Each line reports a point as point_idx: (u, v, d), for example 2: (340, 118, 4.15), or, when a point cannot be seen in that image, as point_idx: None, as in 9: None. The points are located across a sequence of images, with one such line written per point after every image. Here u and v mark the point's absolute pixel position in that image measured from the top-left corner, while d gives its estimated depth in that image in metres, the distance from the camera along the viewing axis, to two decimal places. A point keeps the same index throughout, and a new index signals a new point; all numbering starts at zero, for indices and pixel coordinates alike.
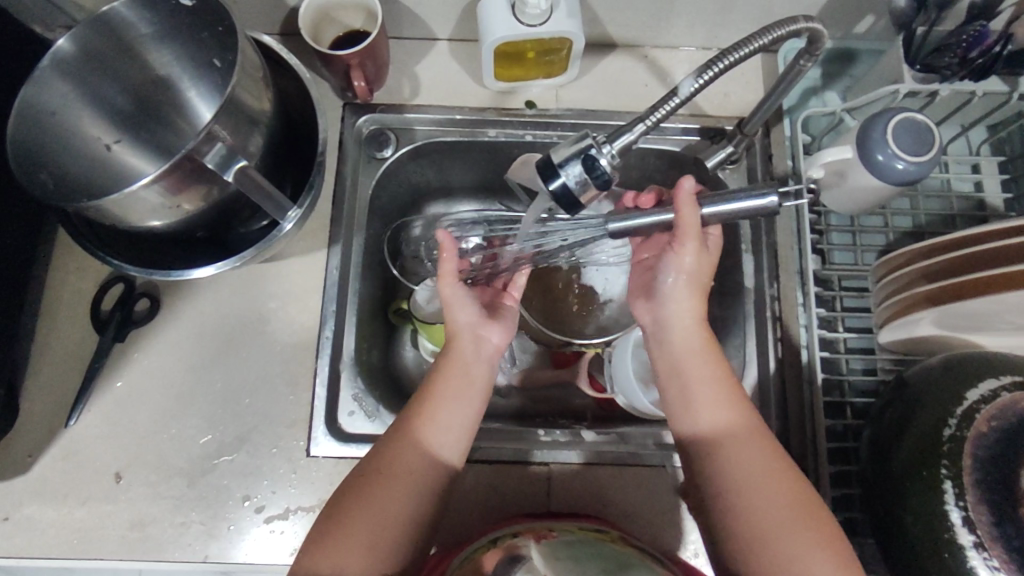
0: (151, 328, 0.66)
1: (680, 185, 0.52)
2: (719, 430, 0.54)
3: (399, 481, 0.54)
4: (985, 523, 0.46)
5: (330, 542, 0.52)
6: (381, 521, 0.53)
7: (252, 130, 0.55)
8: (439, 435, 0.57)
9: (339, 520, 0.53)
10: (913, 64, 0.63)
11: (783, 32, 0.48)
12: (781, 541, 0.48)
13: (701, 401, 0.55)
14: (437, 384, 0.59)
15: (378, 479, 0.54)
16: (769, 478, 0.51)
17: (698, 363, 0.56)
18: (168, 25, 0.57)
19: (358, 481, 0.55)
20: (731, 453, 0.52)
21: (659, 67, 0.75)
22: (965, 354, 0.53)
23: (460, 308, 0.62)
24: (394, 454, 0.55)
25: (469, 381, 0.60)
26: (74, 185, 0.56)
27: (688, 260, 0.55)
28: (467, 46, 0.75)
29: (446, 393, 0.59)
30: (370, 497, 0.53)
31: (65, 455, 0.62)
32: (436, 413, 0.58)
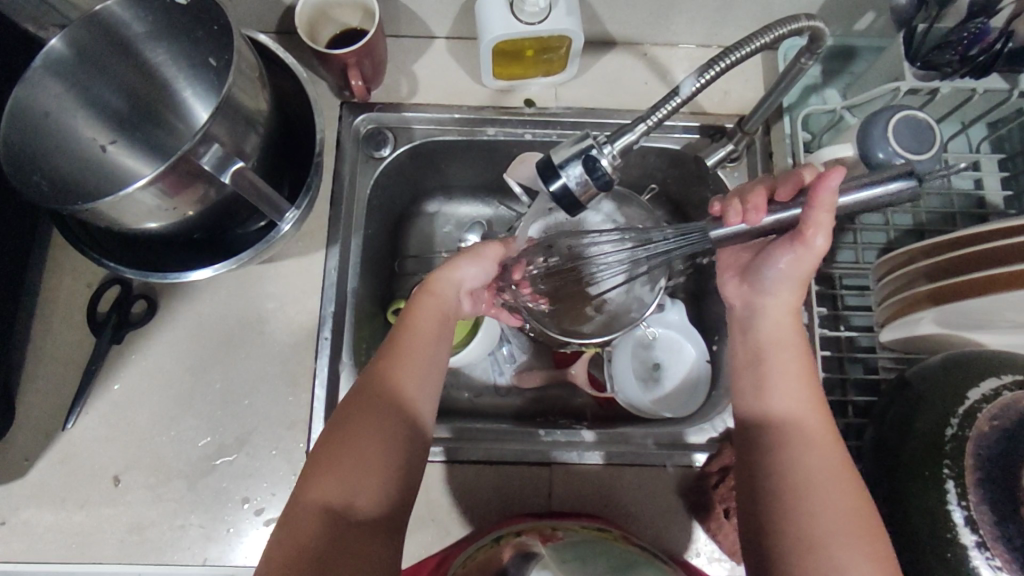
0: (149, 330, 0.66)
1: (827, 175, 0.49)
2: (797, 417, 0.52)
3: (381, 418, 0.51)
4: (987, 522, 0.46)
5: (318, 489, 0.48)
6: (369, 464, 0.50)
7: (249, 130, 0.55)
8: (416, 366, 0.54)
9: (325, 466, 0.49)
10: (913, 62, 0.63)
11: (784, 32, 0.48)
12: (827, 530, 0.47)
13: (777, 387, 0.54)
14: (415, 316, 0.56)
15: (361, 417, 0.51)
16: (834, 473, 0.49)
17: (776, 351, 0.55)
18: (163, 24, 0.56)
19: (341, 422, 0.52)
20: (800, 442, 0.51)
21: (658, 64, 0.74)
22: (967, 354, 0.53)
23: (468, 264, 0.60)
24: (375, 385, 0.53)
25: (443, 307, 0.58)
26: (70, 186, 0.55)
27: (794, 257, 0.54)
28: (465, 45, 0.74)
29: (419, 320, 0.56)
30: (353, 438, 0.50)
31: (62, 458, 0.62)
32: (414, 356, 0.55)
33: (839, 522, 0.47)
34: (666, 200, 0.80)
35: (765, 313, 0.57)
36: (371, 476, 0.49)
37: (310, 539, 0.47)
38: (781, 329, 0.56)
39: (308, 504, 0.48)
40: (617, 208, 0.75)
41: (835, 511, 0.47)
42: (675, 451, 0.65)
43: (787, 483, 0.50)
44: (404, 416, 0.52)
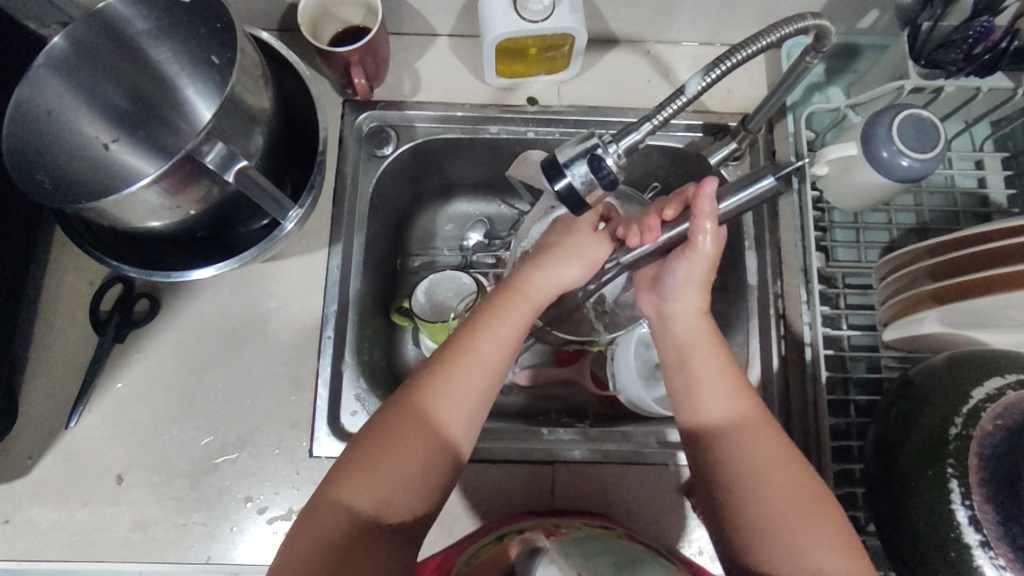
0: (151, 328, 0.66)
1: (702, 187, 0.49)
2: (731, 425, 0.52)
3: (440, 412, 0.51)
4: (990, 522, 0.46)
5: (355, 481, 0.48)
6: (416, 460, 0.49)
7: (252, 129, 0.54)
8: (489, 366, 0.53)
9: (371, 454, 0.49)
10: (918, 60, 0.63)
11: (792, 30, 0.48)
12: (800, 531, 0.48)
13: (712, 392, 0.54)
14: (497, 315, 0.56)
15: (416, 408, 0.51)
16: (786, 475, 0.49)
17: (705, 355, 0.55)
18: (165, 21, 0.56)
19: (395, 409, 0.51)
20: (744, 449, 0.51)
21: (661, 62, 0.74)
22: (971, 354, 0.53)
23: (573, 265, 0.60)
24: (444, 377, 0.52)
25: (527, 308, 0.58)
26: (72, 184, 0.55)
27: (700, 266, 0.54)
28: (468, 42, 0.74)
29: (501, 320, 0.56)
30: (409, 431, 0.50)
31: (65, 457, 0.62)
32: (475, 352, 0.53)
33: (804, 521, 0.48)
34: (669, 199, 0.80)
35: (679, 316, 0.57)
36: (415, 472, 0.49)
37: (335, 531, 0.47)
38: (704, 331, 0.56)
39: (349, 495, 0.48)
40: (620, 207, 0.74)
41: (797, 512, 0.48)
42: (678, 450, 0.65)
43: (735, 494, 0.50)
44: (468, 416, 0.52)
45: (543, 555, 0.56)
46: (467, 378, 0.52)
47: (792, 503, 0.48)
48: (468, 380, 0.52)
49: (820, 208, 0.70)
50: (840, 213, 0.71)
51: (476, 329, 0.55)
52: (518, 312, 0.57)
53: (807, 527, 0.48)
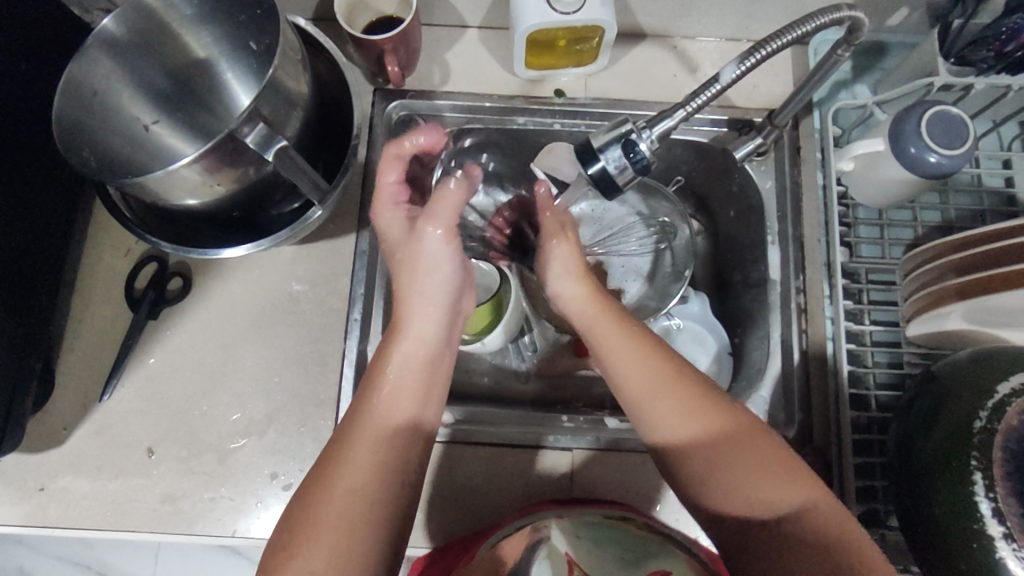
0: (184, 307, 0.68)
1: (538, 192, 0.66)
2: (660, 411, 0.52)
3: (343, 473, 0.49)
4: (1014, 514, 0.46)
5: (289, 556, 0.46)
6: (342, 523, 0.47)
7: (290, 112, 0.56)
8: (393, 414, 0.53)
9: (303, 521, 0.47)
10: (948, 57, 0.63)
11: (825, 22, 0.49)
12: (765, 502, 0.49)
13: (640, 386, 0.53)
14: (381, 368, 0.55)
15: (320, 477, 0.49)
16: (744, 450, 0.50)
17: (609, 341, 0.55)
18: (208, 7, 0.57)
19: (310, 480, 0.50)
20: (691, 436, 0.51)
21: (688, 57, 0.75)
22: (996, 349, 0.53)
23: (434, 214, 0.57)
24: (340, 445, 0.51)
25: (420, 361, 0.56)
26: (116, 163, 0.57)
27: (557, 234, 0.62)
28: (497, 35, 0.75)
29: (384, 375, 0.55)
30: (325, 497, 0.48)
31: (99, 429, 0.64)
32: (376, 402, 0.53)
33: (766, 486, 0.49)
34: (691, 193, 0.81)
35: (569, 293, 0.61)
36: (348, 526, 0.47)
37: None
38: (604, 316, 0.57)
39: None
40: (642, 199, 0.77)
41: (759, 483, 0.49)
42: None
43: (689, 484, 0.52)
44: (377, 462, 0.50)
45: (542, 549, 0.57)
46: (368, 431, 0.51)
47: (757, 475, 0.49)
48: (367, 431, 0.51)
49: (844, 204, 0.71)
50: (864, 210, 0.71)
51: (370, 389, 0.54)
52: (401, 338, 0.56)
53: (772, 490, 0.49)
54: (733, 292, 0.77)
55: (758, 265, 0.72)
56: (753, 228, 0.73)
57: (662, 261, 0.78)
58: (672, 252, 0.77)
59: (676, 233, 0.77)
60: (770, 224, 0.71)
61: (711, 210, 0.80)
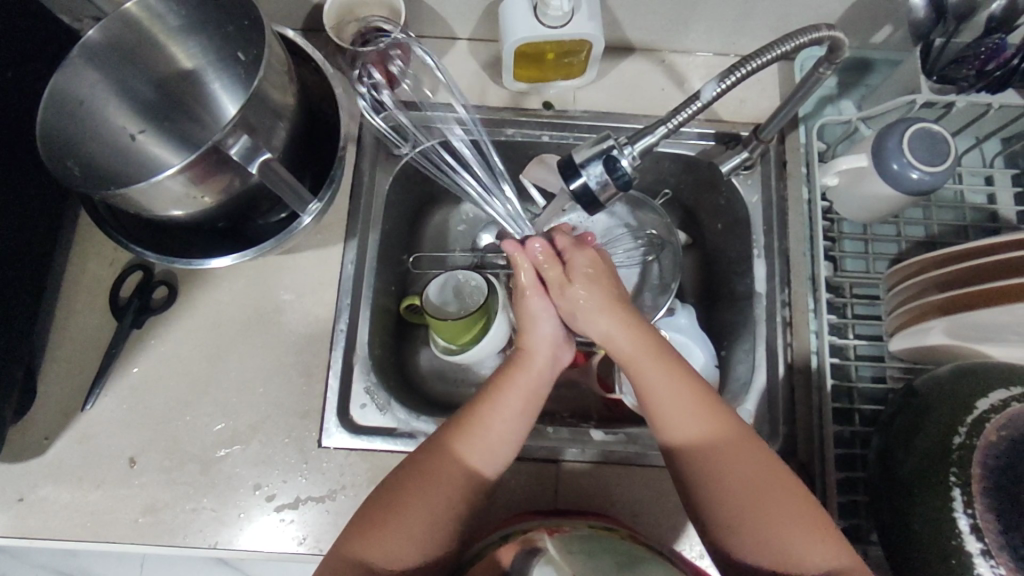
0: (169, 315, 0.67)
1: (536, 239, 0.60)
2: (709, 453, 0.54)
3: (431, 495, 0.53)
4: (993, 531, 0.46)
5: (364, 545, 0.52)
6: (416, 537, 0.52)
7: (277, 123, 0.56)
8: (484, 447, 0.55)
9: (384, 518, 0.53)
10: (929, 75, 0.65)
11: (805, 41, 0.49)
12: (790, 549, 0.51)
13: (682, 420, 0.55)
14: (486, 410, 0.56)
15: (410, 485, 0.54)
16: (776, 497, 0.52)
17: (650, 369, 0.56)
18: (193, 17, 0.57)
19: (397, 481, 0.54)
20: (728, 473, 0.53)
21: (676, 71, 0.75)
22: (975, 364, 0.54)
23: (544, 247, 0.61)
24: (434, 466, 0.54)
25: (525, 398, 0.57)
26: (101, 173, 0.57)
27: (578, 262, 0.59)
28: (486, 47, 0.75)
29: (501, 402, 0.57)
30: (409, 508, 0.53)
31: (80, 439, 0.63)
32: (481, 432, 0.56)
33: (797, 539, 0.51)
34: (679, 205, 0.81)
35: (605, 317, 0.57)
36: (426, 529, 0.53)
37: None
38: (655, 353, 0.56)
39: (354, 556, 0.52)
40: (631, 211, 0.78)
41: (778, 525, 0.51)
42: None
43: (721, 523, 0.53)
44: (469, 495, 0.54)
45: (540, 557, 0.54)
46: (461, 469, 0.54)
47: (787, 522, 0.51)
48: (466, 468, 0.55)
49: (829, 219, 0.71)
50: (849, 224, 0.72)
51: (478, 426, 0.56)
52: (511, 387, 0.57)
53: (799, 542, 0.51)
54: (720, 304, 0.77)
55: (744, 278, 0.73)
56: (740, 239, 0.74)
57: (650, 273, 0.77)
58: (660, 262, 0.77)
59: (664, 244, 0.77)
60: (756, 237, 0.72)
61: (699, 222, 0.80)
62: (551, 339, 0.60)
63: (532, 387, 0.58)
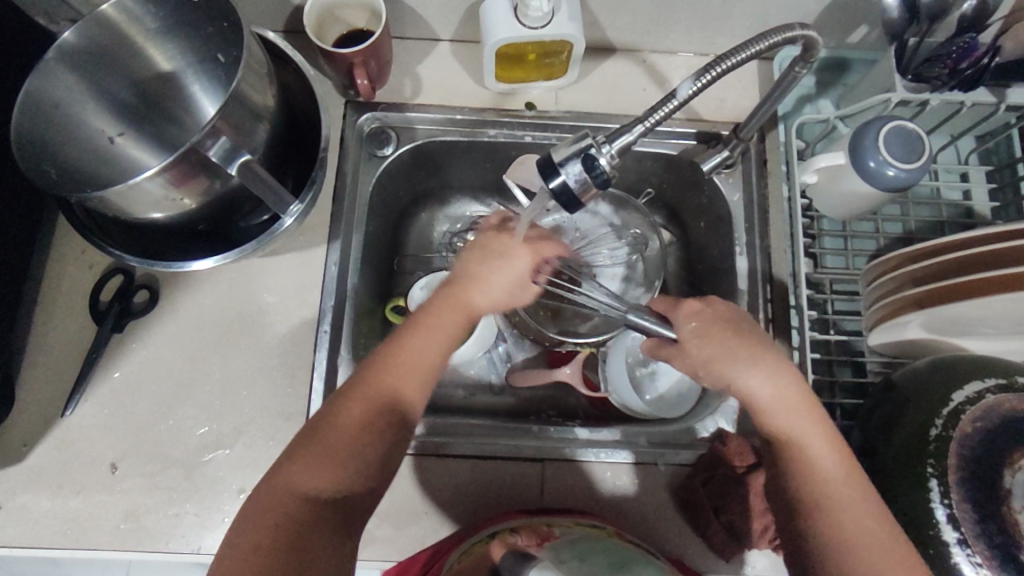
0: (150, 319, 0.67)
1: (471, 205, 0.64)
2: (810, 446, 0.51)
3: (379, 417, 0.51)
4: (968, 520, 0.47)
5: (298, 471, 0.49)
6: (349, 462, 0.50)
7: (256, 125, 0.56)
8: (418, 364, 0.53)
9: (318, 437, 0.50)
10: (904, 74, 0.65)
11: (780, 39, 0.50)
12: None
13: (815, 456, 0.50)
14: (418, 324, 0.55)
15: (359, 403, 0.51)
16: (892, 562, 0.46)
17: (789, 407, 0.52)
18: (172, 19, 0.57)
19: (332, 403, 0.52)
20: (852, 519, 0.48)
21: (657, 71, 0.76)
22: (950, 356, 0.55)
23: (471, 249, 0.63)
24: (389, 394, 0.52)
25: (455, 312, 0.57)
26: (79, 175, 0.56)
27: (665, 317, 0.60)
28: (468, 48, 0.76)
29: (435, 317, 0.56)
30: (347, 425, 0.50)
31: (61, 445, 0.63)
32: (416, 346, 0.54)
33: None
34: (662, 204, 0.82)
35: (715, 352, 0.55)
36: (359, 455, 0.50)
37: (284, 518, 0.48)
38: (794, 401, 0.53)
39: (291, 487, 0.49)
40: (614, 211, 0.78)
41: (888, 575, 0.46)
42: (666, 449, 0.66)
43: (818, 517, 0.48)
44: (408, 418, 0.53)
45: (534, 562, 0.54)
46: (399, 387, 0.52)
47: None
48: (404, 387, 0.53)
49: (810, 216, 0.72)
50: (829, 221, 0.72)
51: (411, 339, 0.54)
52: (457, 322, 0.56)
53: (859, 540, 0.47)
54: None
55: (727, 275, 0.73)
56: (723, 237, 0.74)
57: (635, 272, 0.78)
58: (644, 261, 0.78)
59: (647, 243, 0.78)
60: (738, 235, 0.73)
61: (682, 221, 0.81)
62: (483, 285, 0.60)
63: (461, 302, 0.58)
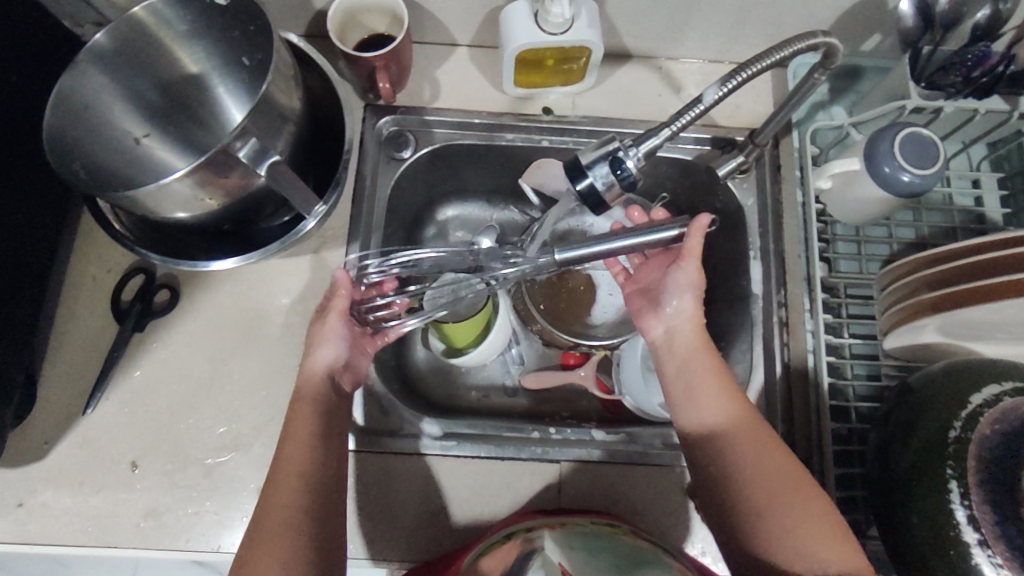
0: (170, 319, 0.67)
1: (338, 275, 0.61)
2: (704, 385, 0.58)
3: (284, 528, 0.51)
4: (988, 522, 0.47)
5: None
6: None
7: (282, 128, 0.56)
8: (297, 463, 0.54)
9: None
10: (918, 81, 0.66)
11: (803, 46, 0.51)
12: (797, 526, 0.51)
13: (705, 388, 0.58)
14: (291, 427, 0.57)
15: (267, 528, 0.51)
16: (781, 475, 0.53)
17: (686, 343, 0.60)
18: (201, 23, 0.58)
19: (251, 537, 0.51)
20: (742, 441, 0.55)
21: (672, 77, 0.77)
22: (966, 363, 0.55)
23: (325, 349, 0.60)
24: (273, 514, 0.52)
25: (316, 404, 0.58)
26: (105, 176, 0.57)
27: (688, 276, 0.60)
28: (487, 53, 0.77)
29: (295, 418, 0.57)
30: (263, 547, 0.50)
31: (81, 443, 0.63)
32: (287, 448, 0.55)
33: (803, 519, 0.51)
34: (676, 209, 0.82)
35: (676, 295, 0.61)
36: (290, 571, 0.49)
37: None
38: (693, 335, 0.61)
39: None
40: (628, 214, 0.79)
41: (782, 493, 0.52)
42: (681, 452, 0.67)
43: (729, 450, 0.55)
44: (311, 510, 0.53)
45: (535, 557, 0.56)
46: (290, 490, 0.53)
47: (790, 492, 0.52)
48: (292, 488, 0.53)
49: (823, 221, 0.73)
50: (842, 226, 0.73)
51: (285, 444, 0.56)
52: (316, 405, 0.58)
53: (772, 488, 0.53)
54: (717, 306, 0.78)
55: (741, 280, 0.74)
56: (737, 242, 0.75)
57: None
58: None
59: None
60: (753, 239, 0.73)
61: None
62: (330, 361, 0.60)
63: (320, 394, 0.59)
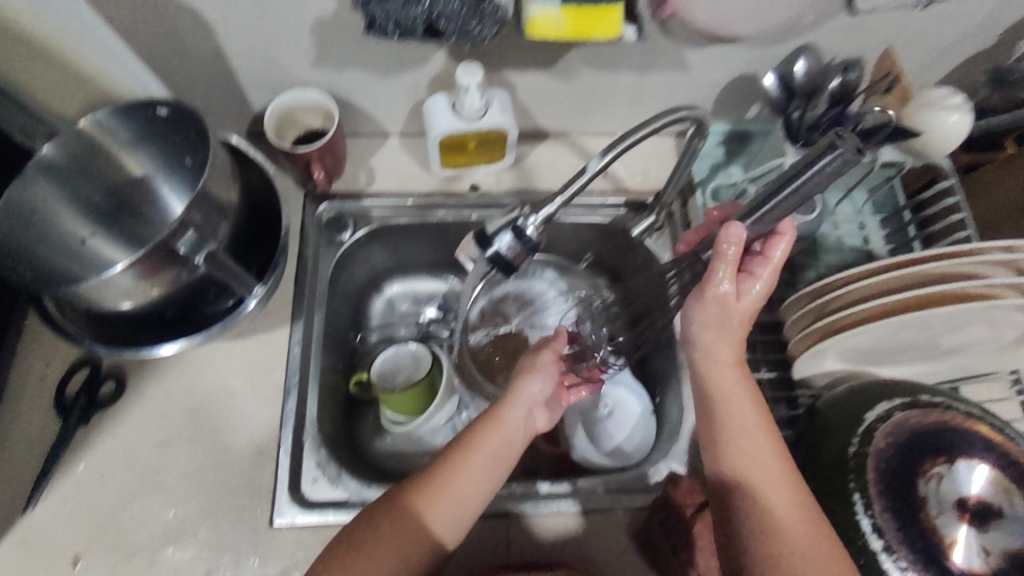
0: (116, 409, 0.69)
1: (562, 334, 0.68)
2: (737, 399, 0.59)
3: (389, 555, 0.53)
4: (892, 529, 0.51)
5: None
6: None
7: (221, 219, 0.61)
8: (444, 515, 0.55)
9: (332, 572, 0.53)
10: (795, 141, 0.74)
11: (673, 116, 0.58)
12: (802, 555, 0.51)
13: (740, 409, 0.58)
14: (457, 459, 0.57)
15: (375, 541, 0.54)
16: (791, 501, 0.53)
17: (728, 365, 0.60)
18: (144, 131, 0.64)
19: (352, 530, 0.55)
20: (758, 463, 0.56)
21: (586, 151, 0.86)
22: (865, 386, 0.61)
23: (536, 380, 0.63)
24: (387, 542, 0.54)
25: (503, 450, 0.59)
26: (50, 273, 0.60)
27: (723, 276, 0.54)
28: (416, 140, 0.84)
29: (467, 458, 0.58)
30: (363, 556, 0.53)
31: (20, 544, 0.62)
32: (443, 490, 0.56)
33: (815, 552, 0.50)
34: (602, 268, 0.89)
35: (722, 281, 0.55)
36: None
37: None
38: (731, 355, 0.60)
39: None
40: (558, 277, 0.89)
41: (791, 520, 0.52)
42: (624, 495, 0.69)
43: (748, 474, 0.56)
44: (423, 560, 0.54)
45: None
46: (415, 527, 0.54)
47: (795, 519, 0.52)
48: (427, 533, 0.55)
49: None
50: None
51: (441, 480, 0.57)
52: (492, 450, 0.58)
53: (799, 535, 0.51)
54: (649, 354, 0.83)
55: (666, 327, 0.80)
56: None
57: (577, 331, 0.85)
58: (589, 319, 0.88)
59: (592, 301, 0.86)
60: None
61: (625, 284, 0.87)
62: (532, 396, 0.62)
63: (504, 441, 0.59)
